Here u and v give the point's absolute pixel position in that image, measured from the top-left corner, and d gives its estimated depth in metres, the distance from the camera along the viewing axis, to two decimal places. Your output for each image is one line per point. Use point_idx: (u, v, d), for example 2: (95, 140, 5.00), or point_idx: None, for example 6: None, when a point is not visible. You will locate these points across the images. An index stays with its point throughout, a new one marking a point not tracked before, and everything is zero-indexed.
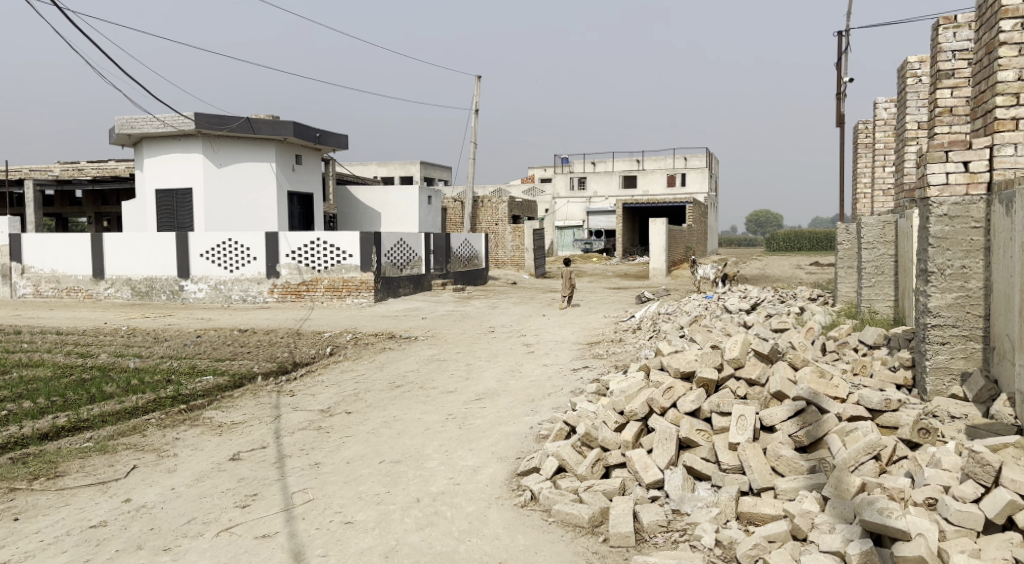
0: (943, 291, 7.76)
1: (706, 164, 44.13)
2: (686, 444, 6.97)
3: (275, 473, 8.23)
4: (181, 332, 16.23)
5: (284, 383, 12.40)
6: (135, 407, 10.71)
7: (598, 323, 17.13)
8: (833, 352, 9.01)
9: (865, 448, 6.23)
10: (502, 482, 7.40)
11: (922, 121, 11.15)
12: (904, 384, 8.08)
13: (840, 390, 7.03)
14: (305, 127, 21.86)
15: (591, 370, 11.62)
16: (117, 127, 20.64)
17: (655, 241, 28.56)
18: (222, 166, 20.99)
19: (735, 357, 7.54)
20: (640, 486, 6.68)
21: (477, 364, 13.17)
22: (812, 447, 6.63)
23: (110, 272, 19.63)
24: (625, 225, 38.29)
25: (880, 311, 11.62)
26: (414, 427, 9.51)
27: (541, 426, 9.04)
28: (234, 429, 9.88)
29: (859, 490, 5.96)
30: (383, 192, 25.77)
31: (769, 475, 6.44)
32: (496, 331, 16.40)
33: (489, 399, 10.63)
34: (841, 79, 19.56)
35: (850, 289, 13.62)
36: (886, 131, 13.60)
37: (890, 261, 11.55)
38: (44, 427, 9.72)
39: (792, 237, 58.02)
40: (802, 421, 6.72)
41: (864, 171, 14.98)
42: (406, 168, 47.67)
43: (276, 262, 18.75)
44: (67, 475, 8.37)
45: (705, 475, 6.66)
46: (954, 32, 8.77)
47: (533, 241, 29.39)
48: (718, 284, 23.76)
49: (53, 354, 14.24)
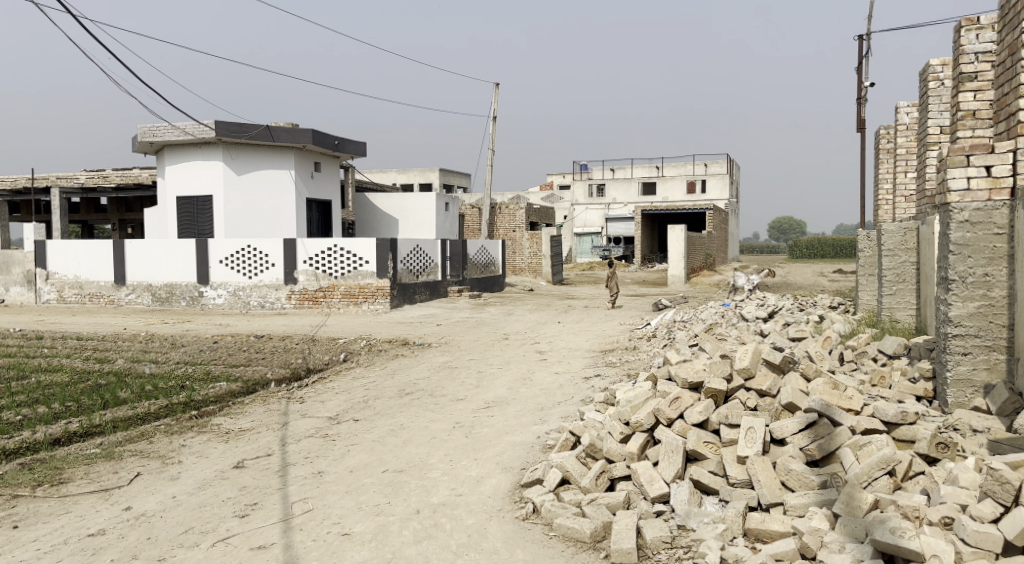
0: (964, 300, 7.53)
1: (727, 171, 43.78)
2: (693, 457, 6.72)
3: (278, 481, 8.06)
4: (198, 337, 16.15)
5: (296, 389, 12.26)
6: (146, 413, 10.59)
7: (614, 330, 16.91)
8: (851, 363, 8.78)
9: (879, 462, 5.98)
10: (504, 494, 7.19)
11: (945, 126, 10.89)
12: (924, 396, 7.83)
13: (853, 402, 6.76)
14: (322, 134, 21.79)
15: (604, 379, 11.40)
16: (139, 135, 20.56)
17: (673, 248, 28.28)
18: (241, 173, 20.94)
19: (745, 367, 7.27)
20: (645, 500, 6.45)
21: (489, 371, 12.96)
22: (823, 461, 6.37)
23: (131, 278, 19.58)
24: (643, 232, 38.06)
25: (900, 321, 11.36)
26: (420, 436, 9.33)
27: (548, 436, 8.82)
28: (241, 436, 9.73)
29: (871, 507, 5.73)
30: (400, 199, 25.63)
31: (778, 490, 6.19)
32: (510, 338, 16.19)
33: (497, 407, 10.42)
34: (862, 84, 19.28)
35: (872, 297, 13.32)
36: (907, 136, 13.32)
37: (912, 269, 11.29)
38: (55, 433, 9.63)
39: (815, 244, 57.43)
40: (814, 434, 6.46)
41: (885, 177, 14.69)
42: (426, 175, 47.76)
43: (294, 268, 18.66)
44: (71, 482, 8.23)
45: (712, 489, 6.42)
46: (977, 34, 8.37)
47: (550, 248, 29.17)
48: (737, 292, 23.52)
49: (71, 359, 14.19)
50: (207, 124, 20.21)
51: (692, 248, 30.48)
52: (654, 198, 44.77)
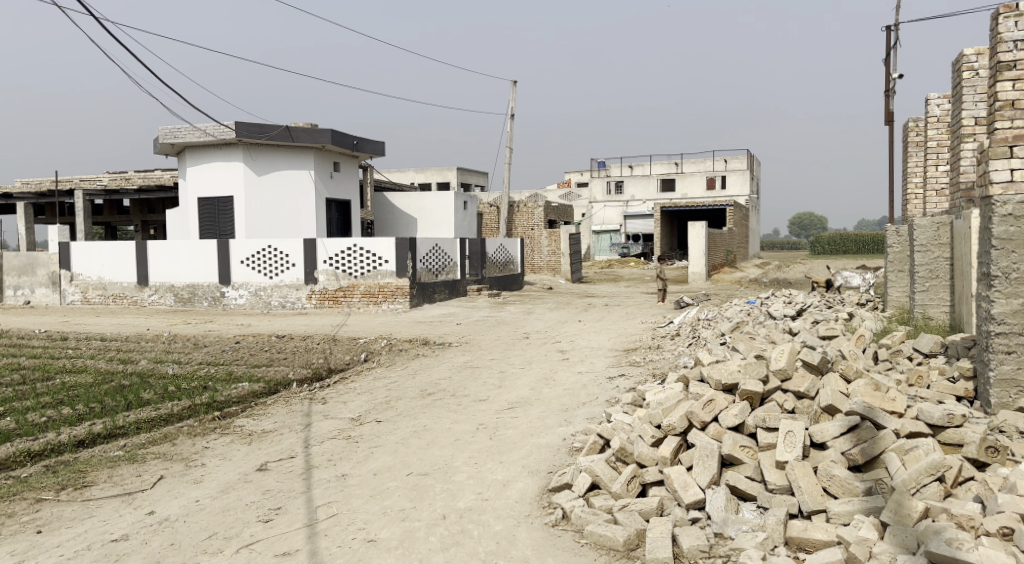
0: (1008, 297, 7.29)
1: (747, 167, 43.42)
2: (729, 462, 6.52)
3: (302, 485, 7.92)
4: (220, 338, 16.06)
5: (318, 389, 12.13)
6: (169, 415, 10.50)
7: (636, 328, 16.71)
8: (886, 362, 8.54)
9: (928, 468, 5.79)
10: (531, 499, 7.01)
11: (980, 117, 10.62)
12: (965, 396, 7.59)
13: (897, 404, 6.54)
14: (341, 134, 21.69)
15: (629, 379, 11.21)
16: (160, 137, 20.55)
17: (693, 245, 27.96)
18: (261, 174, 20.86)
19: (781, 367, 7.05)
20: (679, 507, 6.25)
21: (511, 371, 12.77)
22: (866, 466, 6.16)
23: (153, 279, 19.54)
24: (663, 229, 37.80)
25: (934, 318, 11.07)
26: (443, 438, 9.17)
27: (574, 437, 8.62)
28: (264, 438, 9.61)
29: (922, 516, 5.55)
30: (419, 198, 25.50)
31: (820, 497, 5.98)
32: (531, 337, 15.99)
33: (521, 408, 10.23)
34: (890, 75, 18.98)
35: (902, 294, 13.02)
36: (939, 128, 13.06)
37: (945, 265, 11.00)
38: (80, 434, 9.57)
39: (837, 239, 56.77)
40: (856, 437, 6.26)
41: (915, 170, 14.41)
42: (443, 174, 47.79)
43: (314, 268, 18.57)
44: (94, 485, 8.13)
45: (750, 495, 6.23)
46: (1016, 21, 7.75)
47: (570, 246, 28.92)
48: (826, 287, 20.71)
49: (95, 360, 14.13)
50: (228, 125, 20.19)
51: (713, 245, 30.21)
52: (674, 194, 44.44)
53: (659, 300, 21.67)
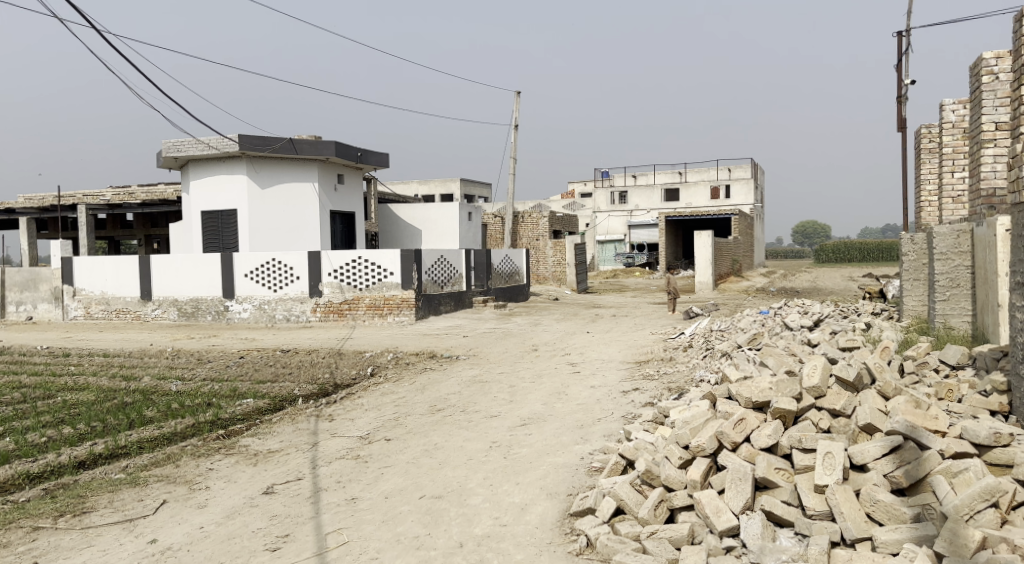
0: None
1: (751, 175, 43.01)
2: (763, 485, 6.21)
3: (310, 509, 7.60)
4: (224, 353, 15.76)
5: (324, 406, 11.80)
6: (173, 433, 10.20)
7: (646, 340, 16.35)
8: (913, 374, 8.24)
9: (982, 493, 5.49)
10: (552, 525, 6.71)
11: (1001, 122, 10.20)
12: (999, 411, 7.26)
13: (939, 422, 6.26)
14: (345, 146, 21.45)
15: (643, 393, 10.90)
16: (163, 151, 20.29)
17: (700, 255, 27.62)
18: (266, 187, 20.60)
19: (815, 385, 6.77)
20: (712, 535, 5.96)
21: (522, 385, 12.44)
22: (911, 489, 5.87)
23: (157, 293, 19.24)
24: (669, 239, 37.44)
25: (955, 328, 10.74)
26: (456, 457, 8.84)
27: (593, 456, 8.30)
28: (270, 458, 9.30)
29: (980, 546, 5.29)
30: (424, 209, 25.23)
31: (864, 523, 5.73)
32: (540, 350, 15.66)
33: (534, 425, 9.91)
34: (901, 82, 18.72)
35: (918, 304, 12.63)
36: (954, 134, 12.78)
37: (966, 273, 10.67)
38: (80, 455, 9.27)
39: (841, 248, 56.25)
40: (899, 459, 5.96)
41: (929, 177, 14.11)
42: (447, 185, 47.60)
43: (319, 281, 18.28)
44: (94, 511, 7.82)
45: (787, 521, 5.94)
46: None
47: (575, 256, 28.57)
48: (878, 294, 18.38)
49: (96, 377, 13.78)
50: (232, 138, 19.87)
51: (719, 254, 29.91)
52: (678, 203, 44.19)
53: (671, 310, 21.23)
